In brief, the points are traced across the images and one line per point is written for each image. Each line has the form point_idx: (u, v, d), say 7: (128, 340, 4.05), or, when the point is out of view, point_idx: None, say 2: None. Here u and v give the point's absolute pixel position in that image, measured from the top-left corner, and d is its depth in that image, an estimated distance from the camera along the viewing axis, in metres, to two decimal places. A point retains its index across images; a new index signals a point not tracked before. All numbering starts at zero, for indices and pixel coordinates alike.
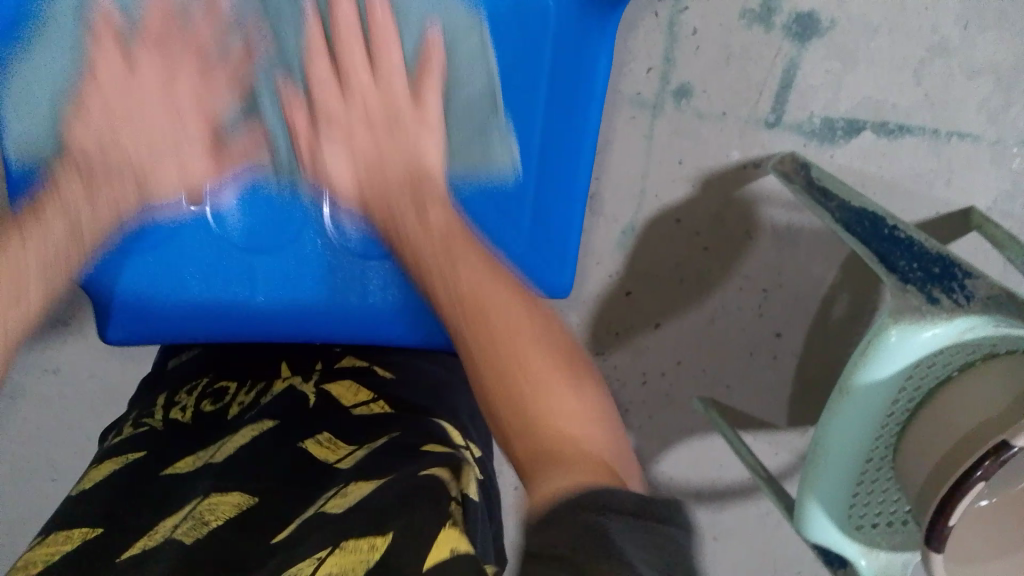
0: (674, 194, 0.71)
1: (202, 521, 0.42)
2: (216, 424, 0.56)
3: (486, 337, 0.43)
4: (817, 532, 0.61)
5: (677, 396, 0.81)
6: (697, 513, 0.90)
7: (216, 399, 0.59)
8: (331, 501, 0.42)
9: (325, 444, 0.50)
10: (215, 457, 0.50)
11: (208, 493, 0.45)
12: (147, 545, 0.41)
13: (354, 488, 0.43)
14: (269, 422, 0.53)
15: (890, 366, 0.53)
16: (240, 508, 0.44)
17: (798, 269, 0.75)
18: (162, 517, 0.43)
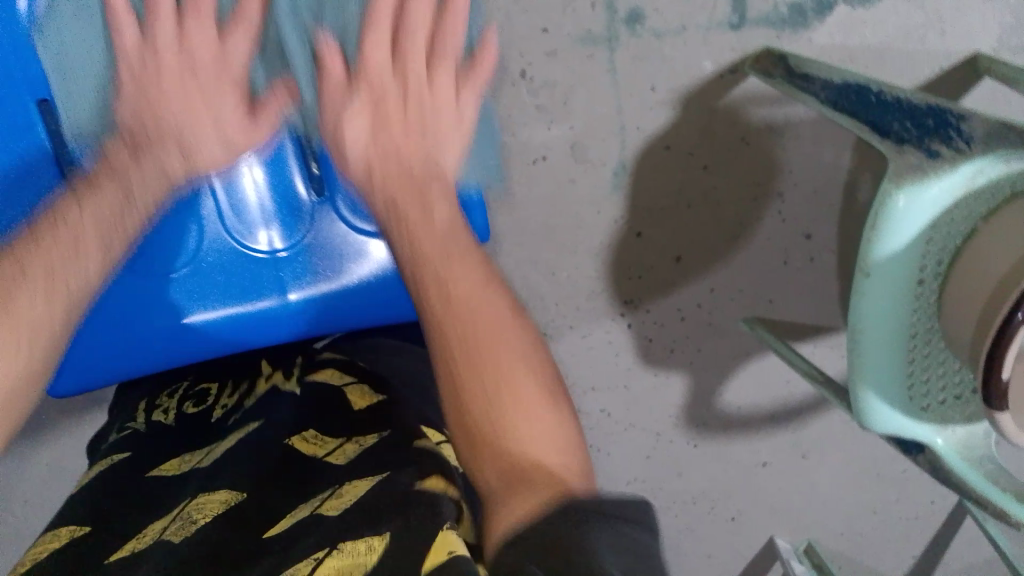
0: (657, 120, 0.69)
1: (191, 519, 0.44)
2: (204, 429, 0.60)
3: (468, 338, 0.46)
4: (881, 423, 0.58)
5: (719, 321, 0.79)
6: (778, 436, 0.87)
7: (197, 399, 0.63)
8: (325, 503, 0.42)
9: (308, 441, 0.50)
10: (202, 462, 0.53)
11: (197, 495, 0.47)
12: (135, 548, 0.43)
13: (348, 490, 0.43)
14: (254, 424, 0.56)
15: (906, 232, 0.50)
16: (228, 503, 0.45)
17: (807, 163, 0.72)
18: (153, 519, 0.46)
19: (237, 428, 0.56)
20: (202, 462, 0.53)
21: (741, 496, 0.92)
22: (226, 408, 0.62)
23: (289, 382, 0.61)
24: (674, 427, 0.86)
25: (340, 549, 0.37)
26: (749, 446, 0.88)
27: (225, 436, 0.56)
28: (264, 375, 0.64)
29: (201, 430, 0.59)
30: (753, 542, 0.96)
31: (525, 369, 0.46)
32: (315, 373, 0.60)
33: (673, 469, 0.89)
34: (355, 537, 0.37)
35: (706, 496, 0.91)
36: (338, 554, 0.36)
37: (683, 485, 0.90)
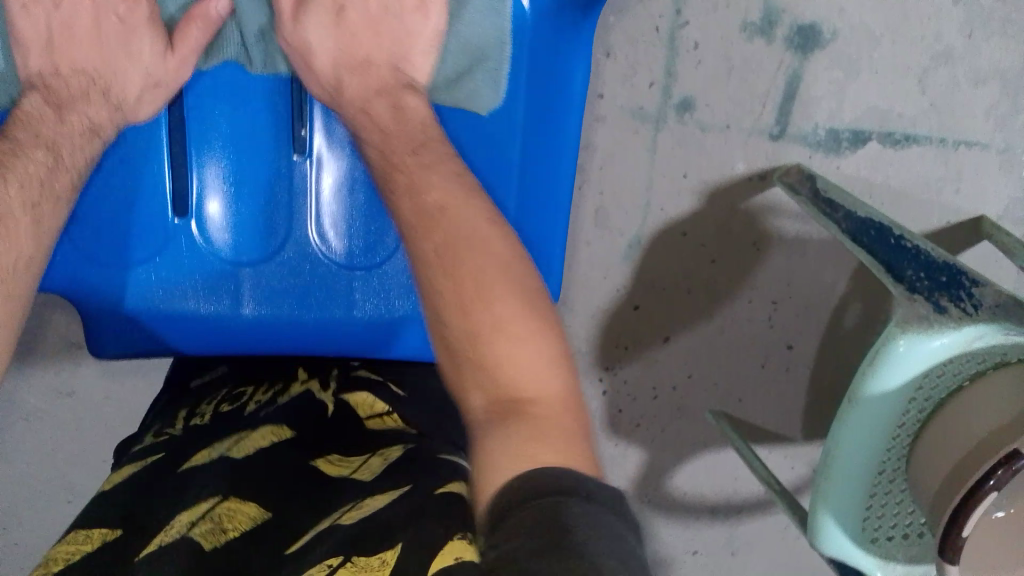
0: (680, 206, 0.71)
1: (220, 526, 0.42)
2: (234, 418, 0.57)
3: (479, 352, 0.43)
4: (831, 547, 0.60)
5: (689, 407, 0.81)
6: (714, 529, 0.89)
7: (232, 403, 0.60)
8: (346, 513, 0.42)
9: (335, 464, 0.49)
10: (232, 452, 0.49)
11: (227, 497, 0.45)
12: (163, 539, 0.41)
13: (369, 497, 0.42)
14: (285, 430, 0.53)
15: (900, 375, 0.53)
16: (255, 522, 0.43)
17: (806, 279, 0.75)
18: (179, 512, 0.44)
19: (266, 426, 0.53)
20: (231, 451, 0.50)
21: None
22: (260, 402, 0.59)
23: (326, 392, 0.59)
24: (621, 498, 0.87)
25: (354, 558, 0.36)
26: (686, 532, 0.89)
27: (253, 429, 0.53)
28: (301, 379, 0.63)
29: (231, 421, 0.56)
30: None
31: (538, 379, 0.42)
32: (349, 394, 0.58)
33: None
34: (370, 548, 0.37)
35: None
36: (352, 565, 0.36)
37: None
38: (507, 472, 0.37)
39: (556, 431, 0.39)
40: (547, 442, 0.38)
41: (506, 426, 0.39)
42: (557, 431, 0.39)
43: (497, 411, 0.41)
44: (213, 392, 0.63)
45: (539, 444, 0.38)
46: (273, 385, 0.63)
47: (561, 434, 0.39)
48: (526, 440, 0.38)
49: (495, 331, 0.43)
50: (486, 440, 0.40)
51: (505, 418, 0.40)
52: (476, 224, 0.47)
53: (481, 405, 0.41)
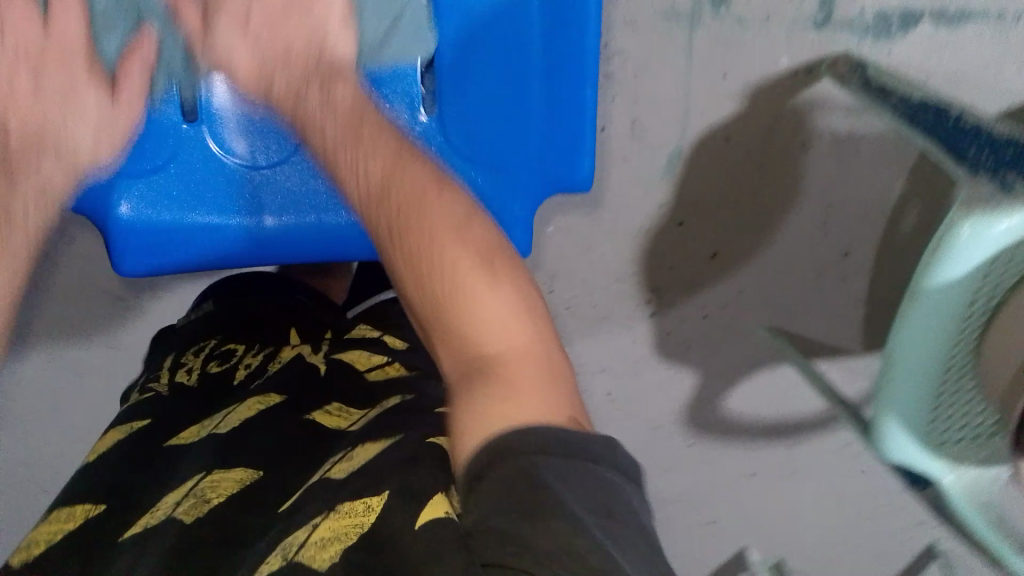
0: (721, 110, 0.67)
1: (204, 498, 0.46)
2: (220, 387, 0.59)
3: (437, 313, 0.42)
4: (897, 450, 0.58)
5: (739, 326, 0.78)
6: (772, 451, 0.87)
7: (221, 361, 0.62)
8: (336, 466, 0.45)
9: (331, 415, 0.53)
10: (219, 428, 0.53)
11: (211, 471, 0.48)
12: (150, 522, 0.46)
13: (360, 452, 0.45)
14: (275, 397, 0.55)
15: (965, 264, 0.49)
16: (241, 485, 0.47)
17: (859, 180, 0.70)
18: (167, 493, 0.48)
19: (254, 396, 0.56)
20: (218, 428, 0.53)
21: (721, 500, 0.92)
22: (248, 367, 0.61)
23: (316, 356, 0.61)
24: (674, 424, 0.84)
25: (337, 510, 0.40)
26: (744, 454, 0.88)
27: (241, 398, 0.56)
28: (290, 344, 0.63)
29: (216, 389, 0.59)
30: (729, 547, 0.96)
31: (494, 297, 0.42)
32: (344, 354, 0.60)
33: (663, 463, 0.88)
34: (356, 496, 0.40)
35: (688, 495, 0.91)
36: (337, 516, 0.40)
37: (669, 481, 0.90)
38: (462, 420, 0.40)
39: (498, 298, 0.42)
40: (499, 337, 0.41)
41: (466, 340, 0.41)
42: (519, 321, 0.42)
43: (443, 309, 0.42)
44: (205, 340, 0.65)
45: (487, 312, 0.42)
46: (263, 343, 0.64)
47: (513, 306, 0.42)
48: (487, 330, 0.41)
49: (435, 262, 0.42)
50: (423, 312, 0.43)
51: (454, 313, 0.42)
52: (370, 180, 0.47)
53: (436, 315, 0.42)
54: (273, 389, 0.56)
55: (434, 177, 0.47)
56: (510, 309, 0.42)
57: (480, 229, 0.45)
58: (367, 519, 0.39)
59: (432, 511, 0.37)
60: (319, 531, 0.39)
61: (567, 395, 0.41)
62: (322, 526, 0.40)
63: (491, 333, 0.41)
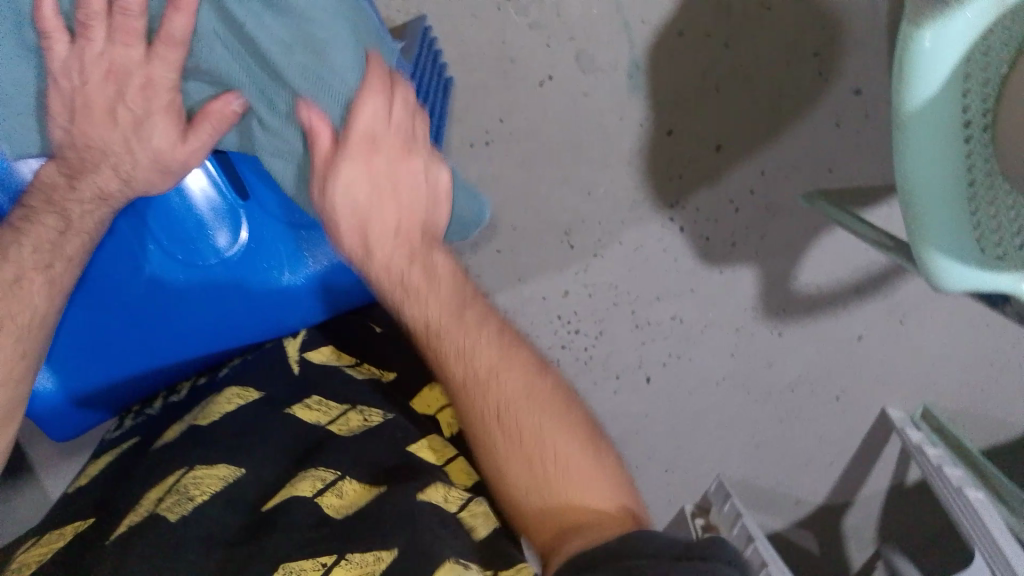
0: (662, 7, 0.64)
1: (188, 496, 0.41)
2: (205, 388, 0.58)
3: (505, 416, 0.46)
4: (959, 286, 0.52)
5: (778, 200, 0.74)
6: (870, 307, 0.82)
7: (207, 370, 0.60)
8: (326, 496, 0.41)
9: (311, 409, 0.51)
10: (198, 418, 0.50)
11: (193, 466, 0.44)
12: (130, 521, 0.41)
13: (350, 492, 0.42)
14: (251, 393, 0.52)
15: (939, 72, 0.45)
16: (225, 480, 0.43)
17: (839, 12, 0.66)
18: (147, 491, 0.43)
19: (233, 386, 0.53)
20: (198, 419, 0.50)
21: (839, 374, 0.87)
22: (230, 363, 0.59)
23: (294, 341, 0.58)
24: (754, 319, 0.81)
25: (346, 557, 0.37)
26: (839, 322, 0.83)
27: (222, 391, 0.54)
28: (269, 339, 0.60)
29: (203, 391, 0.57)
30: (865, 418, 0.90)
31: (562, 422, 0.47)
32: (315, 346, 0.57)
33: (763, 361, 0.84)
34: (362, 545, 0.37)
35: (804, 381, 0.86)
36: (346, 563, 0.36)
37: (779, 376, 0.85)
38: (559, 521, 0.43)
39: (589, 459, 0.46)
40: (590, 498, 0.44)
41: (553, 505, 0.44)
42: (597, 452, 0.47)
43: (541, 475, 0.45)
44: None
45: (581, 476, 0.45)
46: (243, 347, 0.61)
47: (596, 459, 0.46)
48: (571, 478, 0.45)
49: (525, 429, 0.46)
50: (477, 423, 0.47)
51: (545, 478, 0.45)
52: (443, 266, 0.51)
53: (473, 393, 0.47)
54: (253, 383, 0.53)
55: (500, 343, 0.49)
56: (577, 438, 0.46)
57: (524, 357, 0.49)
58: (379, 568, 0.36)
59: (446, 573, 0.35)
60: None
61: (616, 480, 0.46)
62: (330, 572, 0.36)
63: (592, 518, 0.43)
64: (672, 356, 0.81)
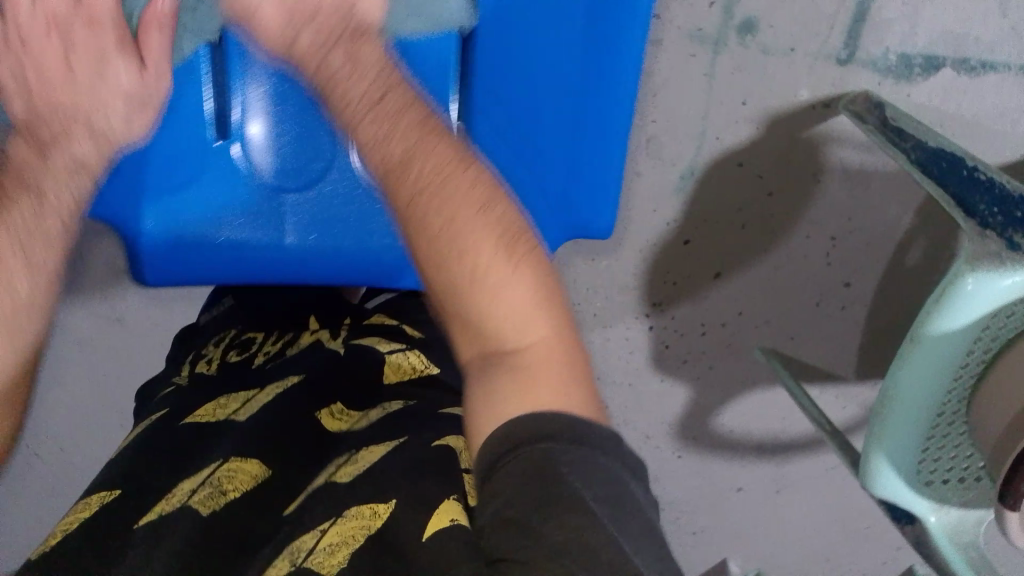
0: (739, 135, 0.67)
1: (221, 490, 0.48)
2: (243, 370, 0.63)
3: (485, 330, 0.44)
4: (883, 491, 0.58)
5: (739, 344, 0.79)
6: (760, 469, 0.88)
7: (241, 351, 0.66)
8: (342, 469, 0.49)
9: (338, 418, 0.57)
10: (238, 414, 0.55)
11: (227, 459, 0.50)
12: (162, 510, 0.47)
13: (367, 455, 0.50)
14: (295, 377, 0.59)
15: (966, 316, 0.50)
16: (256, 480, 0.50)
17: (868, 215, 0.72)
18: (178, 481, 0.49)
19: (277, 378, 0.59)
20: (240, 411, 0.56)
21: (707, 512, 0.92)
22: (268, 353, 0.66)
23: (335, 341, 0.65)
24: (665, 435, 0.85)
25: (342, 518, 0.44)
26: (730, 469, 0.88)
27: (266, 381, 0.59)
28: (311, 330, 0.67)
29: (237, 372, 0.63)
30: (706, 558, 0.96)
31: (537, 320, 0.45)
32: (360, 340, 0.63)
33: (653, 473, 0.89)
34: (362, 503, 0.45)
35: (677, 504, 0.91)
36: (342, 522, 0.44)
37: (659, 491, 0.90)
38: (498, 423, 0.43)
39: (564, 379, 0.44)
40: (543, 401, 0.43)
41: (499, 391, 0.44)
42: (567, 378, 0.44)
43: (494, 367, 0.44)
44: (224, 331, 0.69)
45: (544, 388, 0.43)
46: (282, 333, 0.69)
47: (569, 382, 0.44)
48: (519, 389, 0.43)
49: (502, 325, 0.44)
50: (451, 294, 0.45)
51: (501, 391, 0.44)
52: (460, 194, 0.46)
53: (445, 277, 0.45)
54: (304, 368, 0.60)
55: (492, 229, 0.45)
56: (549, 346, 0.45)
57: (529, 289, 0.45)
58: (374, 522, 0.43)
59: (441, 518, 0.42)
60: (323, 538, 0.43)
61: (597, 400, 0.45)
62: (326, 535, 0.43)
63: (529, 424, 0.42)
64: None
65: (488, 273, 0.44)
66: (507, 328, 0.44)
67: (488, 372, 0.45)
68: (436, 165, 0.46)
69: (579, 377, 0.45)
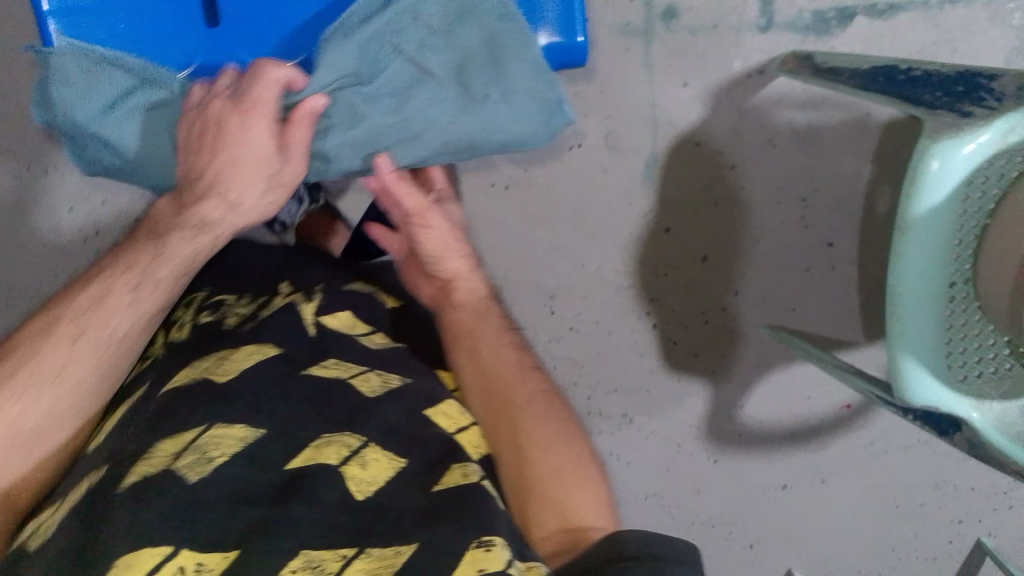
0: (688, 116, 0.72)
1: (205, 455, 0.40)
2: (210, 335, 0.52)
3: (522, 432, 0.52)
4: (921, 396, 0.57)
5: (741, 326, 0.79)
6: (798, 457, 0.85)
7: (211, 312, 0.55)
8: (350, 465, 0.41)
9: (330, 369, 0.48)
10: (212, 373, 0.45)
11: (212, 424, 0.41)
12: (144, 472, 0.40)
13: (373, 464, 0.42)
14: (271, 348, 0.48)
15: (944, 189, 0.52)
16: (245, 441, 0.41)
17: (828, 169, 0.74)
18: (162, 441, 0.41)
19: (247, 342, 0.48)
20: (211, 374, 0.46)
21: (755, 521, 0.87)
22: (238, 313, 0.54)
23: (309, 303, 0.53)
24: (695, 440, 0.83)
25: (367, 550, 0.38)
26: (768, 465, 0.85)
27: (231, 343, 0.49)
28: (283, 292, 0.55)
29: (205, 339, 0.51)
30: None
31: (562, 442, 0.52)
32: (330, 315, 0.53)
33: (691, 487, 0.85)
34: (382, 539, 0.38)
35: (724, 519, 0.87)
36: (366, 556, 0.37)
37: (701, 503, 0.86)
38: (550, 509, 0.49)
39: (580, 484, 0.51)
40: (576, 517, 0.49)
41: (534, 487, 0.50)
42: (586, 484, 0.51)
43: (530, 472, 0.51)
44: (195, 297, 0.59)
45: (575, 491, 0.50)
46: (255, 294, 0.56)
47: (589, 488, 0.51)
48: (553, 494, 0.50)
49: (538, 442, 0.52)
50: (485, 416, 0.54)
51: (539, 490, 0.50)
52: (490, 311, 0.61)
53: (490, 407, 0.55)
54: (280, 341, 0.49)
55: (525, 372, 0.56)
56: (577, 461, 0.52)
57: (556, 415, 0.54)
58: (399, 561, 0.37)
59: (467, 569, 0.36)
60: (347, 567, 0.37)
61: (605, 498, 0.51)
62: (350, 563, 0.37)
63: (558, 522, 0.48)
64: (613, 456, 0.85)
65: (516, 402, 0.54)
66: (532, 438, 0.52)
67: (515, 479, 0.51)
68: (502, 341, 0.59)
69: (579, 468, 0.51)
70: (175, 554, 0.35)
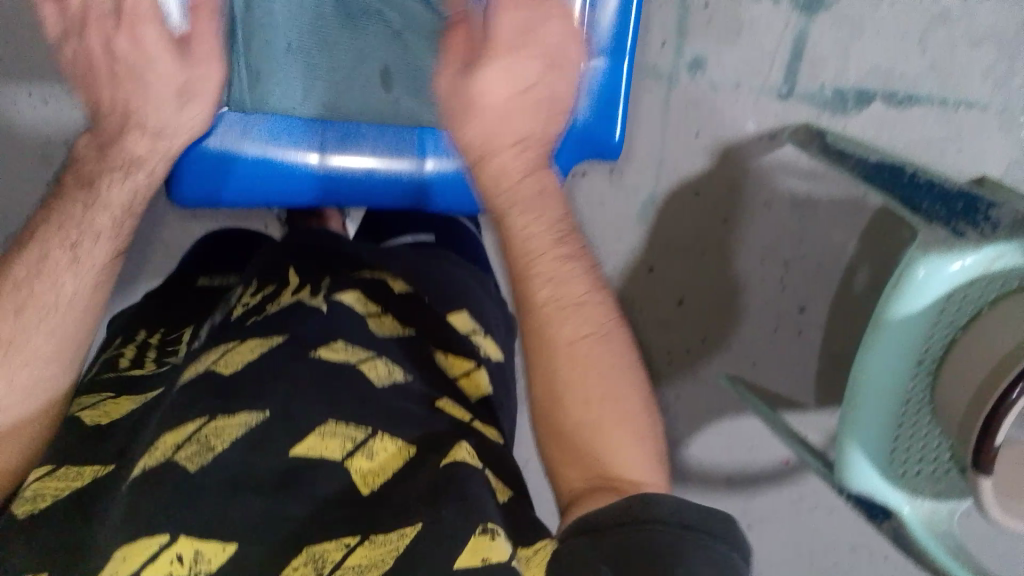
0: (695, 163, 0.75)
1: (207, 445, 0.39)
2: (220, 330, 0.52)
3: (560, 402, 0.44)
4: (859, 481, 0.60)
5: (701, 369, 0.82)
6: (728, 501, 0.89)
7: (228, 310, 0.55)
8: (357, 457, 0.40)
9: (339, 353, 0.46)
10: (217, 364, 0.45)
11: (213, 416, 0.40)
12: (148, 464, 0.38)
13: (381, 454, 0.41)
14: (278, 337, 0.47)
15: (923, 299, 0.54)
16: (248, 426, 0.40)
17: (816, 240, 0.75)
18: (166, 433, 0.40)
19: (258, 334, 0.48)
20: (216, 364, 0.45)
21: None
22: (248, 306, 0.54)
23: (315, 297, 0.52)
24: None
25: (371, 536, 0.36)
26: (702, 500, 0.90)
27: (242, 338, 0.48)
28: (293, 287, 0.54)
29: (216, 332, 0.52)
30: None
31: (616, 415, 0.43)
32: (344, 295, 0.52)
33: None
34: (386, 525, 0.37)
35: None
36: (369, 543, 0.36)
37: None
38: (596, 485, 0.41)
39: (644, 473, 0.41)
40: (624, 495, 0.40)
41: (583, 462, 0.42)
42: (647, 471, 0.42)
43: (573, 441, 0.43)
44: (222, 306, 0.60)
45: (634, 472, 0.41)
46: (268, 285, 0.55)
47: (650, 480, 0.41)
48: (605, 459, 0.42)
49: (585, 408, 0.43)
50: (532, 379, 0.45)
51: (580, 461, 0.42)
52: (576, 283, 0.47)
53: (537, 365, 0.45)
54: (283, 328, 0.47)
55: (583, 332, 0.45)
56: (631, 443, 0.42)
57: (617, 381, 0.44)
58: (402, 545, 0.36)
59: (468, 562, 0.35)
60: (350, 555, 0.36)
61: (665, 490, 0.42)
62: (353, 552, 0.36)
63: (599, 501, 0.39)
64: None
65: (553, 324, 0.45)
66: (561, 357, 0.45)
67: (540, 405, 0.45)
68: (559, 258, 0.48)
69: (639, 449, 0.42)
70: (173, 542, 0.34)
